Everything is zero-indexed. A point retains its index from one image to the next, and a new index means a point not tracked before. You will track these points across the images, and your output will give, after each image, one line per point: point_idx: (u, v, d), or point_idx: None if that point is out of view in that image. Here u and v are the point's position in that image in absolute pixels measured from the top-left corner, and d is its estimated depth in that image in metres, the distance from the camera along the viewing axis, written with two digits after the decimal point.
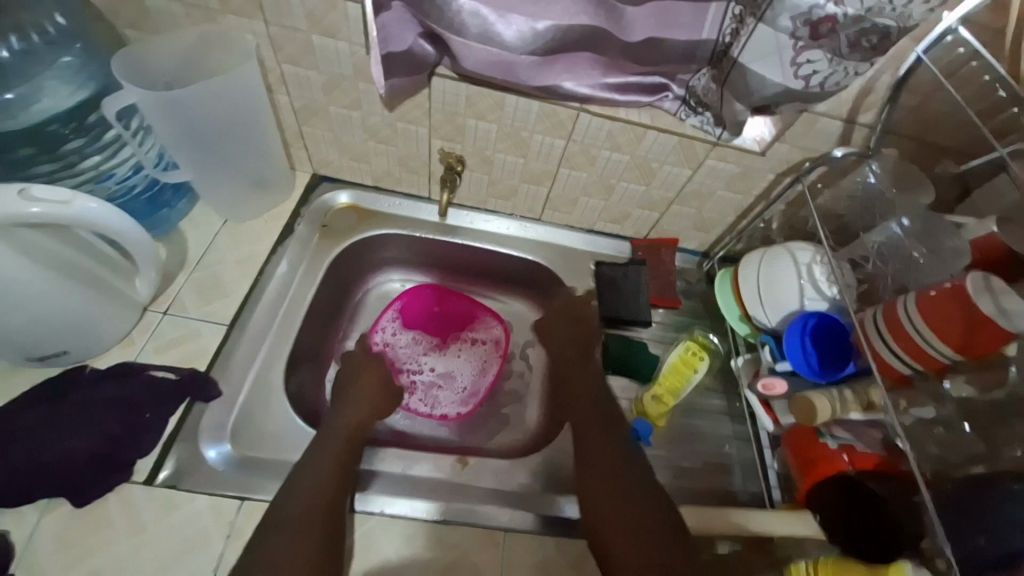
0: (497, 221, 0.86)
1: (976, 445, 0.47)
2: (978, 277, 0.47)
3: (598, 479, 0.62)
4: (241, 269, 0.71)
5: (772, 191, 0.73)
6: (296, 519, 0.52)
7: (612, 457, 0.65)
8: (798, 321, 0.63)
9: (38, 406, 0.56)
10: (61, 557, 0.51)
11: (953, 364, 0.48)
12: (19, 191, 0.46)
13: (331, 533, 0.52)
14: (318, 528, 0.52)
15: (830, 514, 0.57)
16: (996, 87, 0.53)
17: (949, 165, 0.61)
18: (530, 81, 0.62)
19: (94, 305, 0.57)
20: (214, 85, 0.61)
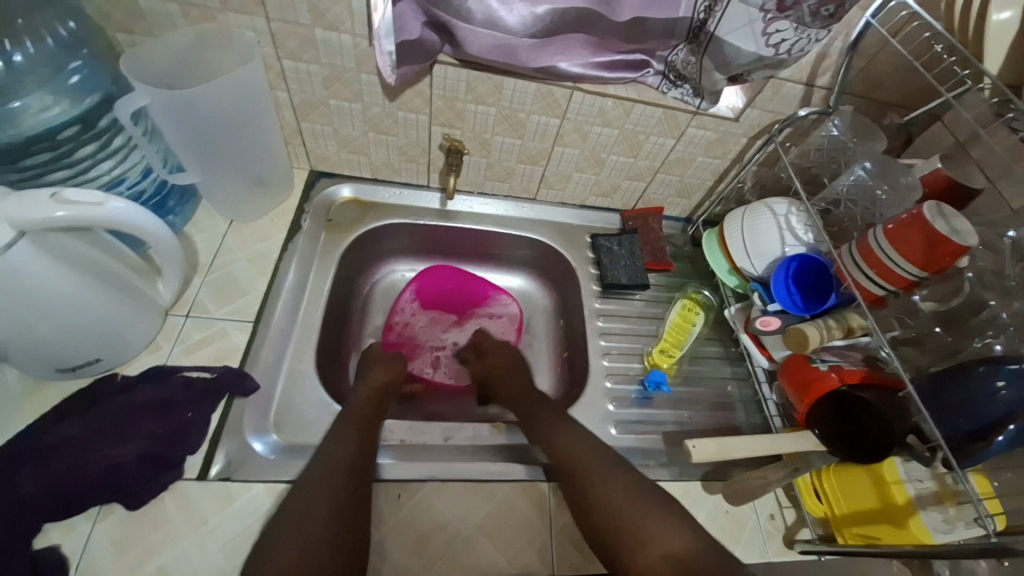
0: (494, 204, 0.90)
1: (945, 341, 0.57)
2: (931, 206, 0.56)
3: (582, 473, 0.60)
4: (257, 267, 0.72)
5: (745, 154, 0.82)
6: (315, 494, 0.53)
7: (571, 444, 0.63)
8: (783, 266, 0.71)
9: (73, 419, 0.56)
10: (122, 561, 0.51)
11: (920, 281, 0.57)
12: (51, 196, 0.47)
13: (353, 515, 0.52)
14: (330, 505, 0.52)
15: (829, 429, 0.63)
16: (934, 44, 0.63)
17: (894, 116, 0.72)
18: (530, 62, 0.66)
19: (123, 307, 0.58)
20: (217, 86, 0.62)
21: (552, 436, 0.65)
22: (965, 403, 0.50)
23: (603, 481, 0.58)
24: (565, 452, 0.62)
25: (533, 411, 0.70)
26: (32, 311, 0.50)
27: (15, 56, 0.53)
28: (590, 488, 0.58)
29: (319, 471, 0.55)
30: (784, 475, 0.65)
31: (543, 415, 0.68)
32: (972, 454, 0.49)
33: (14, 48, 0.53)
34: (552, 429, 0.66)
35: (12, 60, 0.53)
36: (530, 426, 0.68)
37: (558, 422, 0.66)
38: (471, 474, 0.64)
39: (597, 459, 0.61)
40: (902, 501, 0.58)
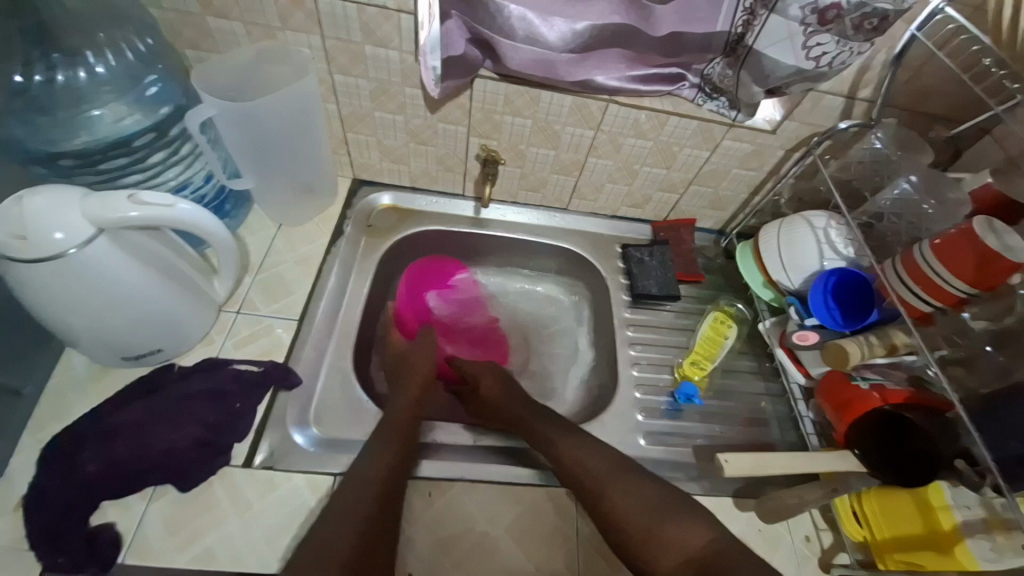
0: (527, 213, 0.92)
1: (999, 361, 0.54)
2: (982, 221, 0.54)
3: (604, 493, 0.58)
4: (302, 269, 0.76)
5: (782, 166, 0.81)
6: (335, 519, 0.51)
7: (580, 449, 0.63)
8: (821, 280, 0.70)
9: (133, 404, 0.60)
10: (173, 540, 0.54)
11: (970, 297, 0.55)
12: (128, 198, 0.52)
13: (371, 519, 0.52)
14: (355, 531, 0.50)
15: (870, 450, 0.60)
16: (985, 58, 0.62)
17: (941, 130, 0.71)
18: (567, 76, 0.68)
19: (183, 302, 0.62)
20: (276, 100, 0.67)
21: (569, 462, 0.62)
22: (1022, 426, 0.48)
23: (630, 501, 0.57)
24: (593, 478, 0.60)
25: (547, 433, 0.66)
26: (104, 300, 0.55)
27: (98, 67, 0.59)
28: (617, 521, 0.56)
29: (343, 493, 0.54)
30: (822, 496, 0.61)
31: (555, 438, 0.64)
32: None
33: (96, 60, 0.59)
34: (569, 447, 0.63)
35: (94, 71, 0.59)
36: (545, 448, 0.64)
37: (577, 443, 0.63)
38: (500, 477, 0.65)
39: (620, 482, 0.59)
40: (949, 527, 0.56)
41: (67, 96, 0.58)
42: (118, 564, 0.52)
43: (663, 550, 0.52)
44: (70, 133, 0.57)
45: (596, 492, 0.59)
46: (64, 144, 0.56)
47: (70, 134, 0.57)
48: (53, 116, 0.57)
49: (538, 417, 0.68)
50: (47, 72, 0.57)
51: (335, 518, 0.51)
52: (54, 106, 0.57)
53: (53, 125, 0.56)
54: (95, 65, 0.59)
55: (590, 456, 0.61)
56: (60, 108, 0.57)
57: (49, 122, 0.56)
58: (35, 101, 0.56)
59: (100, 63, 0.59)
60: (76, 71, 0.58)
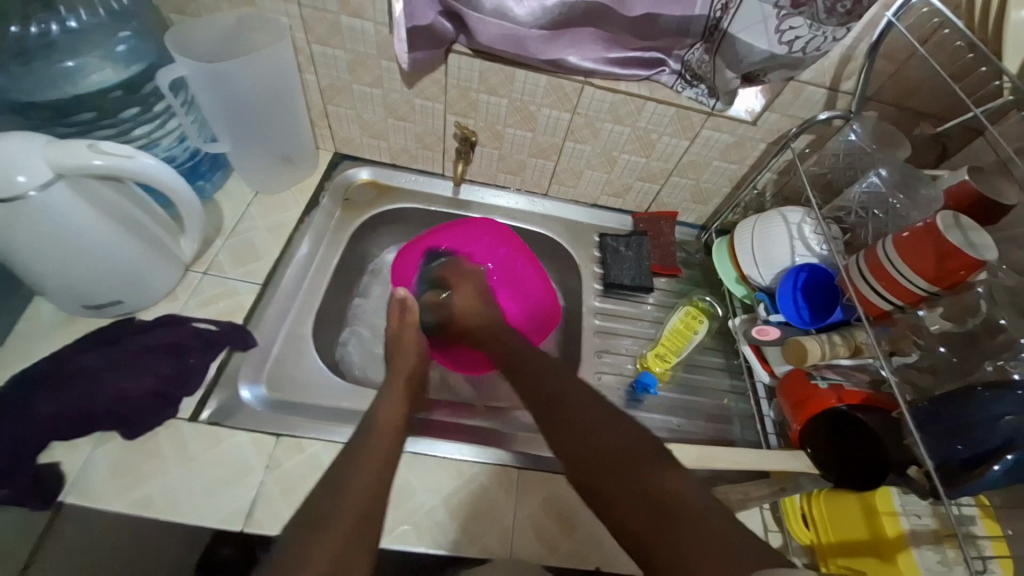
0: (506, 197, 0.92)
1: (951, 362, 0.53)
2: (948, 216, 0.51)
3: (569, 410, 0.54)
4: (273, 236, 0.78)
5: (764, 160, 0.79)
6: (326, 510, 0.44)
7: (554, 375, 0.60)
8: (791, 276, 0.68)
9: (91, 352, 0.62)
10: (113, 484, 0.56)
11: (930, 296, 0.53)
12: (88, 146, 0.53)
13: (347, 497, 0.46)
14: (350, 519, 0.44)
15: (822, 451, 0.58)
16: (968, 52, 0.60)
17: (927, 127, 0.68)
18: (539, 54, 0.68)
19: (146, 256, 0.64)
20: (253, 62, 0.68)
21: (581, 430, 0.52)
22: (968, 433, 0.46)
23: (632, 462, 0.47)
24: (593, 446, 0.50)
25: (571, 398, 0.56)
26: (65, 248, 0.56)
27: (71, 22, 0.62)
28: (606, 483, 0.47)
29: (350, 476, 0.48)
30: (767, 493, 0.61)
31: (576, 405, 0.55)
32: (964, 482, 0.45)
33: (69, 14, 0.61)
34: (547, 379, 0.60)
35: (66, 24, 0.61)
36: (557, 419, 0.54)
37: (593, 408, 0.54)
38: (445, 451, 0.65)
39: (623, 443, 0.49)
40: (893, 535, 0.54)
41: (43, 48, 0.60)
42: (61, 502, 0.54)
43: (630, 496, 0.44)
44: (50, 85, 0.60)
45: (599, 459, 0.48)
46: (41, 95, 0.59)
47: (48, 86, 0.59)
48: (31, 67, 0.59)
49: (559, 384, 0.59)
50: (23, 23, 0.59)
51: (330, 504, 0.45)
52: (32, 56, 0.60)
53: (29, 76, 0.59)
54: (68, 19, 0.61)
55: (601, 420, 0.52)
56: (38, 60, 0.60)
57: (26, 72, 0.59)
58: (14, 50, 0.59)
59: (73, 17, 0.62)
60: (49, 22, 0.60)
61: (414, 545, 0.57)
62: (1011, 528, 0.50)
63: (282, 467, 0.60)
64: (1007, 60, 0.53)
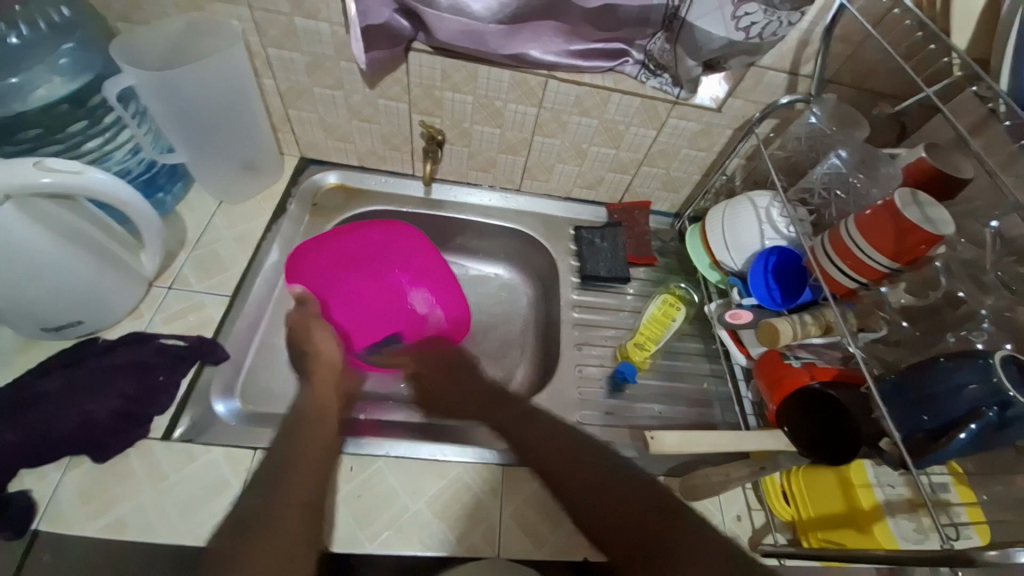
0: (479, 194, 0.91)
1: (913, 336, 0.55)
2: (906, 193, 0.53)
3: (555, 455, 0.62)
4: (240, 246, 0.76)
5: (731, 145, 0.80)
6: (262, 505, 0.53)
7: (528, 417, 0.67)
8: (761, 260, 0.69)
9: (53, 376, 0.60)
10: (84, 512, 0.54)
11: (892, 272, 0.55)
12: (34, 164, 0.51)
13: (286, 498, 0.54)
14: (286, 513, 0.52)
15: (798, 429, 0.59)
16: (916, 30, 0.61)
17: (885, 106, 0.69)
18: (499, 49, 0.67)
19: (107, 275, 0.62)
20: (206, 69, 0.66)
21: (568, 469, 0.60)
22: (934, 403, 0.47)
23: (618, 498, 0.55)
24: (585, 486, 0.58)
25: (549, 440, 0.63)
26: (19, 271, 0.54)
27: (11, 37, 0.59)
28: (601, 525, 0.55)
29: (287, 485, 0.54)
30: (748, 473, 0.61)
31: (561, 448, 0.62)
32: (931, 451, 0.46)
33: (10, 30, 0.59)
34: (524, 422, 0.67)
35: (7, 41, 0.59)
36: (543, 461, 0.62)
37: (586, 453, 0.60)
38: (425, 454, 0.64)
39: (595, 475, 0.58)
40: (869, 505, 0.56)
41: None
42: (36, 530, 0.52)
43: (625, 539, 0.53)
44: None
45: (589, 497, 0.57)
46: None
47: None
48: None
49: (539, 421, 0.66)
50: None
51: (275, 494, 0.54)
52: None
53: None
54: (9, 35, 0.59)
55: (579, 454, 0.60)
56: None
57: None
58: None
59: (14, 32, 0.59)
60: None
61: (399, 549, 0.57)
62: (984, 493, 0.52)
63: None
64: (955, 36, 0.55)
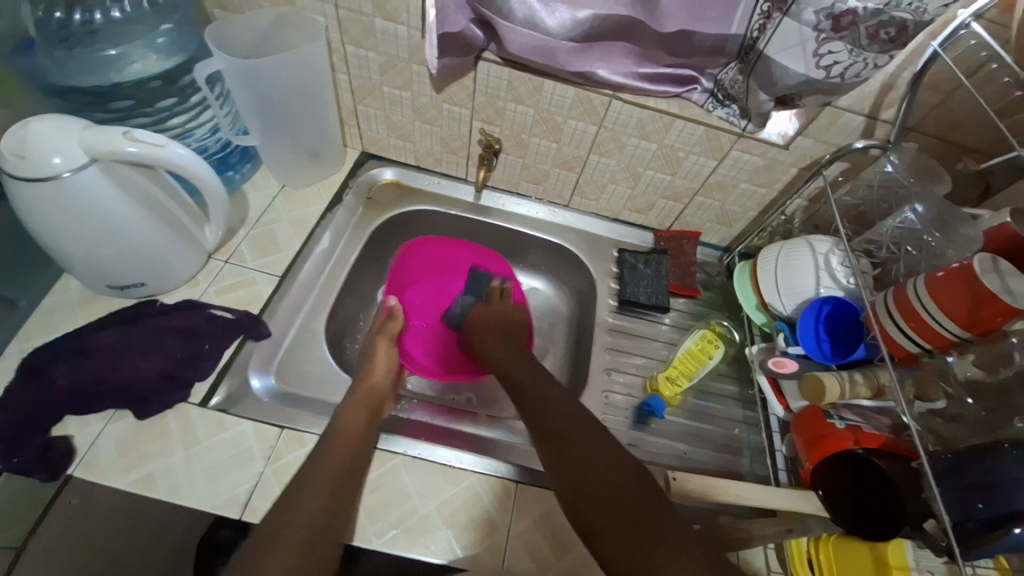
0: (527, 205, 0.91)
1: (979, 415, 0.51)
2: (986, 258, 0.49)
3: (566, 440, 0.58)
4: (294, 229, 0.79)
5: (795, 185, 0.76)
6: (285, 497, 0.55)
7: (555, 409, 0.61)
8: (814, 308, 0.65)
9: (111, 330, 0.64)
10: (120, 463, 0.57)
11: (961, 342, 0.51)
12: (124, 134, 0.55)
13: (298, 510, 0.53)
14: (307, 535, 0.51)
15: (834, 493, 0.56)
16: (1016, 87, 0.57)
17: (970, 163, 0.65)
18: (567, 65, 0.67)
19: (175, 243, 0.66)
20: (288, 60, 0.69)
21: (580, 464, 0.55)
22: (995, 493, 0.43)
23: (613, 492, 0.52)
24: (598, 484, 0.53)
25: (569, 429, 0.59)
26: (98, 229, 0.59)
27: (114, 12, 0.67)
28: (598, 515, 0.51)
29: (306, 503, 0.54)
30: (772, 533, 0.59)
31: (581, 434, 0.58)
32: (981, 543, 0.43)
33: (114, 6, 0.67)
34: (543, 402, 0.63)
35: (110, 14, 0.66)
36: (564, 455, 0.56)
37: (596, 442, 0.57)
38: (441, 457, 0.64)
39: (592, 462, 0.55)
40: None
41: (85, 32, 0.65)
42: (69, 475, 0.56)
43: (609, 518, 0.50)
44: (94, 72, 0.63)
45: (580, 473, 0.54)
46: (80, 80, 0.62)
47: (88, 72, 0.63)
48: (71, 52, 0.63)
49: (557, 407, 0.62)
50: (67, 10, 0.65)
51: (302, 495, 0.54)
52: (76, 42, 0.64)
53: (73, 60, 0.63)
54: (111, 11, 0.67)
55: (587, 445, 0.56)
56: (81, 44, 0.64)
57: (68, 58, 0.63)
58: (57, 35, 0.64)
59: (117, 8, 0.67)
60: (93, 12, 0.66)
61: (404, 549, 0.57)
62: None
63: (284, 461, 0.60)
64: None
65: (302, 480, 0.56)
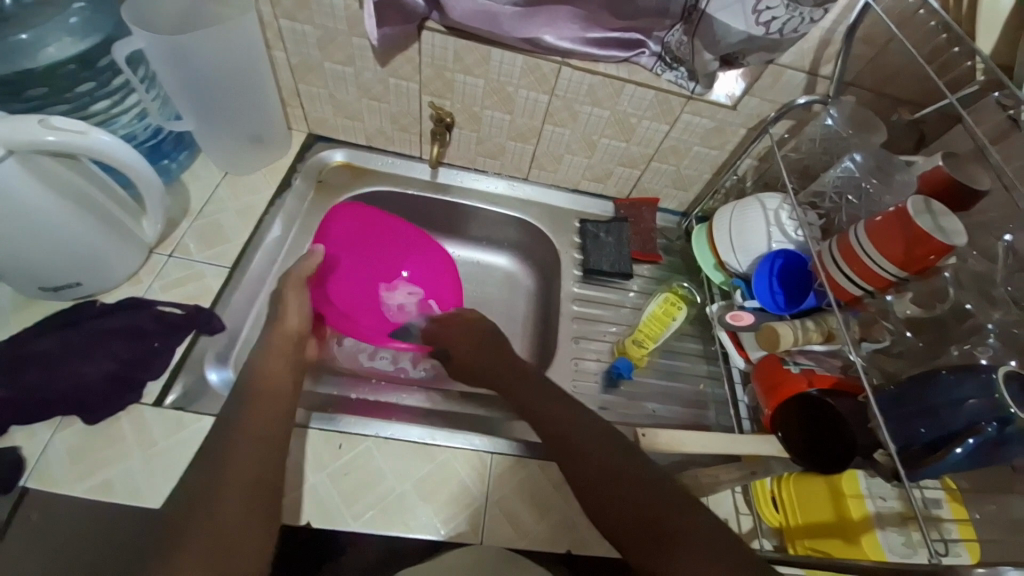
0: (486, 180, 0.90)
1: (918, 348, 0.54)
2: (919, 200, 0.51)
3: (567, 448, 0.58)
4: (243, 219, 0.75)
5: (744, 145, 0.78)
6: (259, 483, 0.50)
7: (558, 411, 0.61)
8: (767, 263, 0.68)
9: (49, 336, 0.60)
10: (72, 473, 0.54)
11: (898, 281, 0.54)
12: (40, 121, 0.50)
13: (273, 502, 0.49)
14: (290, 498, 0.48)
15: (792, 434, 0.58)
16: (940, 34, 0.60)
17: (904, 113, 0.68)
18: (512, 32, 0.67)
19: (110, 239, 0.62)
20: (220, 35, 0.65)
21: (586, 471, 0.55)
22: (930, 416, 0.46)
23: (639, 504, 0.51)
24: (598, 483, 0.54)
25: (576, 436, 0.58)
26: (21, 228, 0.54)
27: None
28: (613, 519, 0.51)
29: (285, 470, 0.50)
30: (738, 476, 0.62)
31: (573, 430, 0.59)
32: (922, 465, 0.46)
33: None
34: (536, 400, 0.64)
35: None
36: (562, 448, 0.58)
37: (602, 444, 0.57)
38: (412, 434, 0.64)
39: (617, 478, 0.53)
40: (859, 516, 0.55)
41: None
42: (21, 488, 0.52)
43: (638, 533, 0.49)
44: (4, 57, 0.58)
45: (591, 480, 0.54)
46: None
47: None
48: None
49: (571, 424, 0.59)
50: None
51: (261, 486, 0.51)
52: None
53: None
54: None
55: (597, 454, 0.56)
56: None
57: None
58: None
59: None
60: None
61: (383, 529, 0.57)
62: (976, 511, 0.51)
63: None
64: (980, 42, 0.54)
65: None
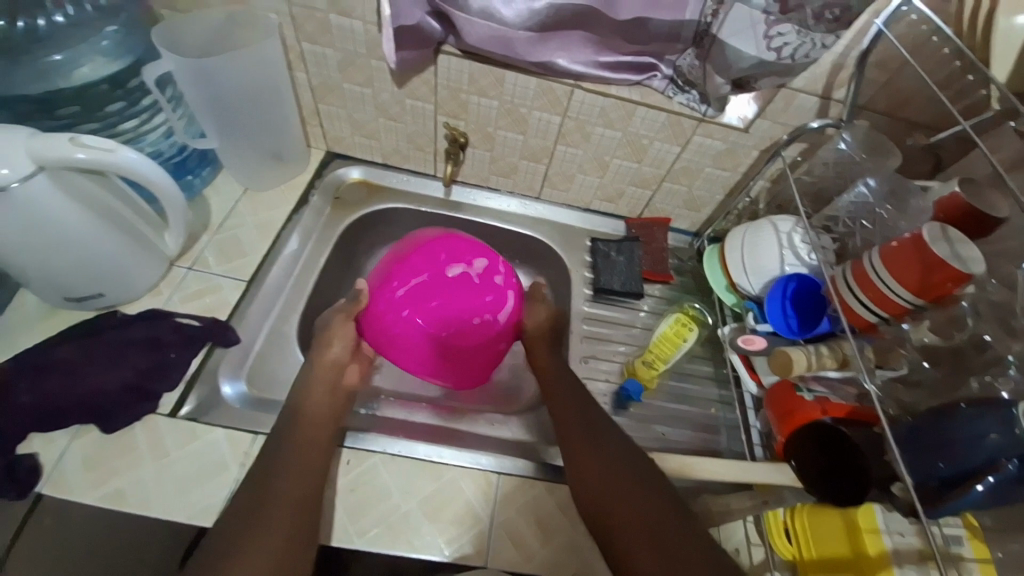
0: (498, 198, 0.91)
1: (936, 378, 0.53)
2: (934, 227, 0.51)
3: (580, 455, 0.61)
4: (261, 233, 0.77)
5: (756, 168, 0.78)
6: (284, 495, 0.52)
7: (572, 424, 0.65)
8: (779, 286, 0.67)
9: (72, 344, 0.62)
10: (87, 480, 0.55)
11: (914, 309, 0.52)
12: (71, 139, 0.53)
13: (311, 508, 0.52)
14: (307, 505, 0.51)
15: (806, 464, 0.56)
16: (955, 60, 0.60)
17: (920, 137, 0.67)
18: (525, 55, 0.68)
19: (133, 251, 0.64)
20: (242, 58, 0.68)
21: (596, 479, 0.57)
22: (948, 450, 0.45)
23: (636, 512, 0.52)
24: (601, 501, 0.55)
25: (602, 446, 0.60)
26: (49, 240, 0.56)
27: (57, 16, 0.63)
28: (615, 527, 0.53)
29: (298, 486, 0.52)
30: (750, 506, 0.62)
31: (594, 440, 0.61)
32: (942, 500, 0.45)
33: (57, 10, 0.63)
34: (559, 408, 0.67)
35: (53, 19, 0.62)
36: (579, 451, 0.61)
37: (617, 449, 0.60)
38: (420, 451, 0.64)
39: (626, 486, 0.55)
40: (875, 552, 0.50)
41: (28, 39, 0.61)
42: (38, 494, 0.54)
43: (638, 533, 0.50)
44: (40, 79, 0.61)
45: (598, 480, 0.57)
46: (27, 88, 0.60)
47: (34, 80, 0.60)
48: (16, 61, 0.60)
49: (585, 429, 0.63)
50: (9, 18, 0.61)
51: (270, 494, 0.53)
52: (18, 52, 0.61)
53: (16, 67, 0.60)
54: (55, 14, 0.63)
55: (618, 457, 0.59)
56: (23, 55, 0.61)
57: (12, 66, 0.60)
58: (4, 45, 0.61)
59: (60, 12, 0.63)
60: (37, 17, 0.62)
61: (387, 548, 0.57)
62: (1001, 550, 0.48)
63: None
64: (995, 68, 0.53)
65: (267, 477, 0.55)
